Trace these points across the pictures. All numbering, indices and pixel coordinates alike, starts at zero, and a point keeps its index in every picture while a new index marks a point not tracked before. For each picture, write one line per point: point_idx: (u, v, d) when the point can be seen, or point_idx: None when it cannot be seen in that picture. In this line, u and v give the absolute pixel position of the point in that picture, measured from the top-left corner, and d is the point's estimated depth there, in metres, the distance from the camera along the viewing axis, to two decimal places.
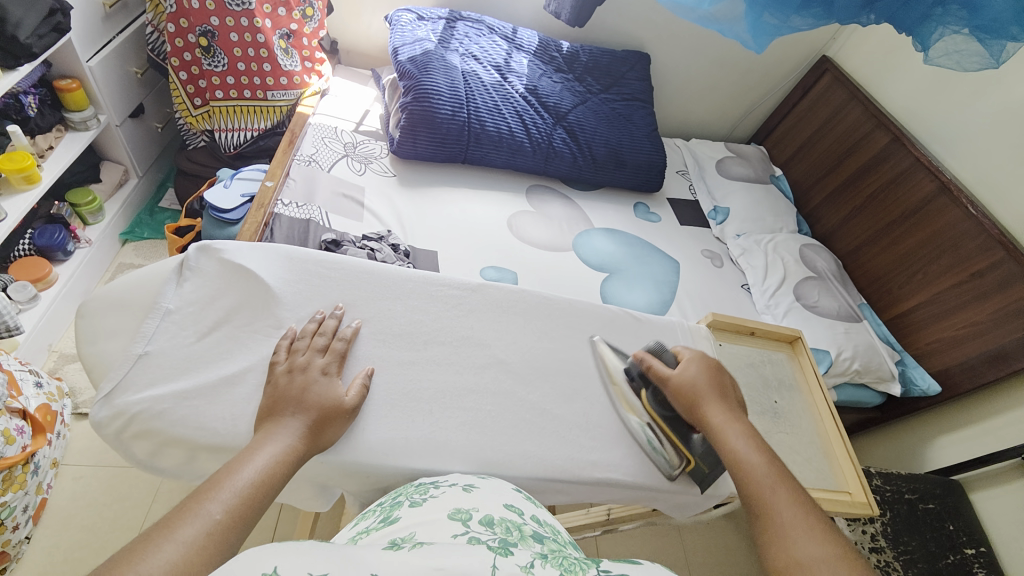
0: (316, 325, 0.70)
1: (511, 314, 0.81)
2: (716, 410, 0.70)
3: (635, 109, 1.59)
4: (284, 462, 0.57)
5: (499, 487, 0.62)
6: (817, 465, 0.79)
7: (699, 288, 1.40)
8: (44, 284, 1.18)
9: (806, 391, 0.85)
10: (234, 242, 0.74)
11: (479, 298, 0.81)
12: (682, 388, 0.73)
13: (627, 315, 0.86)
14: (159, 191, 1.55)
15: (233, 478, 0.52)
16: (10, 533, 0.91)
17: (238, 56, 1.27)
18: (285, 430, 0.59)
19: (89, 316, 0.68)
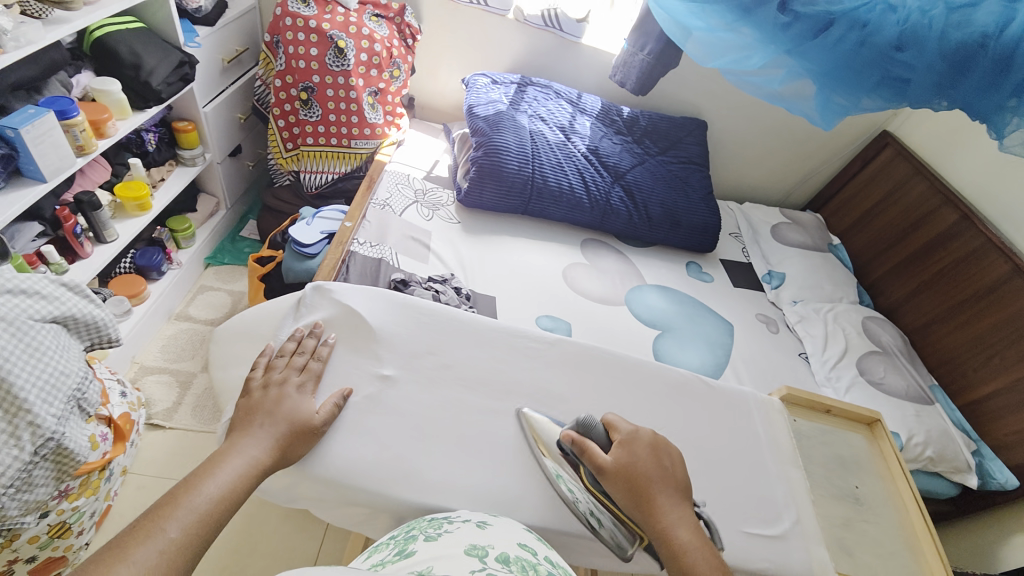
0: (295, 344, 0.69)
1: (584, 371, 0.79)
2: (653, 489, 0.62)
3: (691, 172, 1.63)
4: (252, 475, 0.56)
5: (511, 527, 0.60)
6: (896, 558, 0.74)
7: (755, 354, 1.36)
8: (137, 300, 1.28)
9: (888, 474, 0.81)
10: (345, 283, 0.77)
11: (557, 351, 0.79)
12: (619, 472, 0.63)
13: (700, 380, 0.80)
14: (241, 222, 1.69)
15: (193, 496, 0.51)
16: (74, 538, 0.94)
17: (331, 109, 1.42)
18: (251, 442, 0.58)
19: (220, 341, 0.74)
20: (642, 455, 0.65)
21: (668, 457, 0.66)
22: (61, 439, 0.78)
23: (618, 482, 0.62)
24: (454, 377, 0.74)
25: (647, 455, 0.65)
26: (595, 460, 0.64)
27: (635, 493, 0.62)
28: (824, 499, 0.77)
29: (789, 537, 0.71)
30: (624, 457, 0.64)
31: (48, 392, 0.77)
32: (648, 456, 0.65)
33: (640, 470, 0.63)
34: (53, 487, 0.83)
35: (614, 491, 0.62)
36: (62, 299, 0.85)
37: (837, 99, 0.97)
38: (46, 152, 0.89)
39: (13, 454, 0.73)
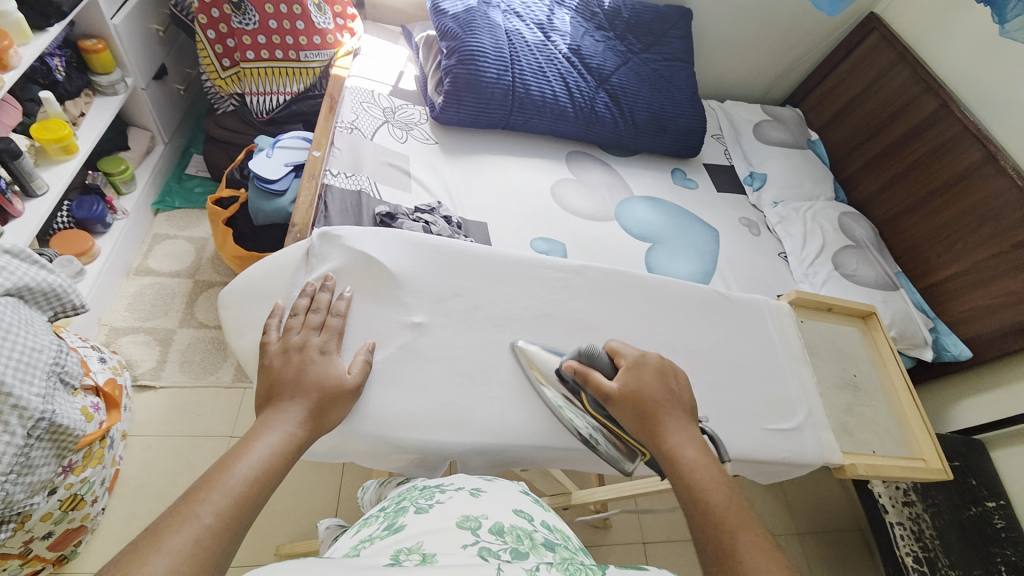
0: (308, 301, 0.62)
1: (611, 300, 0.76)
2: (663, 413, 0.61)
3: (677, 70, 1.53)
4: (284, 458, 0.51)
5: (507, 491, 0.54)
6: (889, 434, 0.85)
7: (742, 257, 1.40)
8: (88, 258, 1.15)
9: (881, 363, 0.90)
10: (352, 227, 0.69)
11: (582, 279, 0.76)
12: (626, 398, 0.61)
13: (718, 293, 0.82)
14: (183, 158, 1.49)
15: (225, 478, 0.46)
16: (89, 506, 0.92)
17: (270, 13, 1.21)
18: (283, 419, 0.53)
19: (230, 308, 0.66)
20: (648, 378, 0.63)
21: (674, 380, 0.64)
22: (52, 417, 0.73)
23: (625, 408, 0.60)
24: (487, 318, 0.70)
25: (655, 379, 0.63)
26: (601, 387, 0.62)
27: (643, 418, 0.60)
28: (832, 392, 0.84)
29: (804, 428, 0.77)
30: (630, 382, 0.62)
31: (24, 371, 0.70)
32: (654, 380, 0.63)
33: (646, 393, 0.61)
34: (56, 464, 0.78)
35: (621, 416, 0.61)
36: (10, 269, 0.75)
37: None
38: None
39: (4, 440, 0.67)
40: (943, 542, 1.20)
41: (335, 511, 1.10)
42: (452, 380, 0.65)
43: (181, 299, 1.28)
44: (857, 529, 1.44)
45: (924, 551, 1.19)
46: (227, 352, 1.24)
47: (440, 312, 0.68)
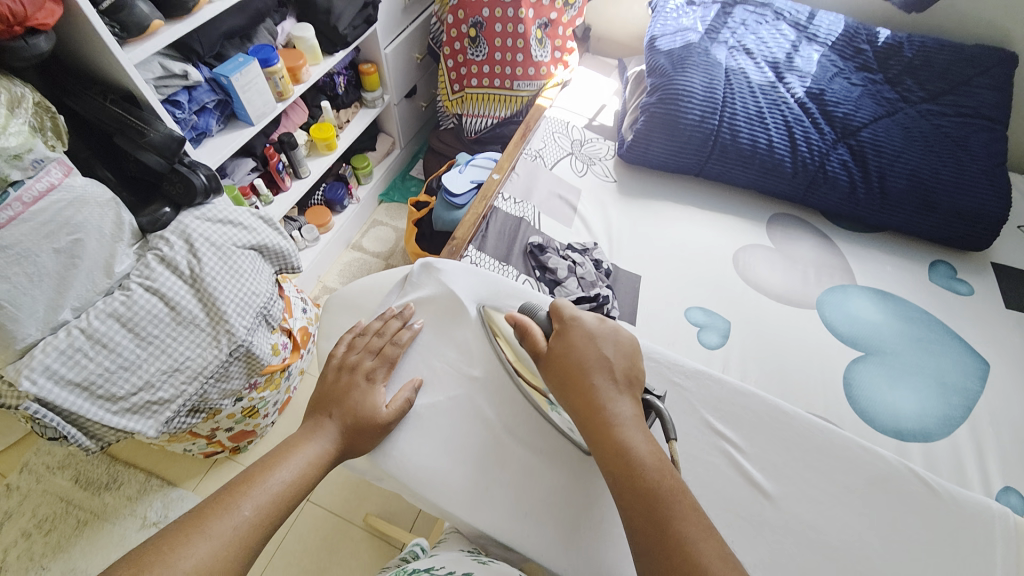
0: (380, 324, 0.67)
1: (726, 426, 0.60)
2: (594, 376, 0.53)
3: (975, 130, 1.10)
4: (317, 470, 0.56)
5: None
6: None
7: (1022, 418, 0.91)
8: (324, 229, 1.49)
9: None
10: (452, 262, 0.72)
11: (697, 391, 0.62)
12: (559, 358, 0.55)
13: (915, 476, 0.58)
14: (410, 161, 1.81)
15: (268, 477, 0.53)
16: (261, 418, 1.18)
17: (497, 45, 1.33)
18: (324, 435, 0.58)
19: (332, 317, 0.74)
20: (579, 342, 0.55)
21: (611, 346, 0.55)
22: (249, 346, 0.96)
23: (552, 371, 0.55)
24: None
25: (588, 340, 0.55)
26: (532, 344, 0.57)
27: (567, 382, 0.53)
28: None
29: None
30: (560, 346, 0.55)
31: (241, 307, 0.94)
32: (588, 345, 0.55)
33: (575, 353, 0.54)
34: (245, 379, 1.02)
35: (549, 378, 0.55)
36: (257, 229, 1.01)
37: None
38: (252, 98, 1.01)
39: (214, 353, 0.90)
40: None
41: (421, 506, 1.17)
42: (508, 445, 0.59)
43: None
44: None
45: None
46: None
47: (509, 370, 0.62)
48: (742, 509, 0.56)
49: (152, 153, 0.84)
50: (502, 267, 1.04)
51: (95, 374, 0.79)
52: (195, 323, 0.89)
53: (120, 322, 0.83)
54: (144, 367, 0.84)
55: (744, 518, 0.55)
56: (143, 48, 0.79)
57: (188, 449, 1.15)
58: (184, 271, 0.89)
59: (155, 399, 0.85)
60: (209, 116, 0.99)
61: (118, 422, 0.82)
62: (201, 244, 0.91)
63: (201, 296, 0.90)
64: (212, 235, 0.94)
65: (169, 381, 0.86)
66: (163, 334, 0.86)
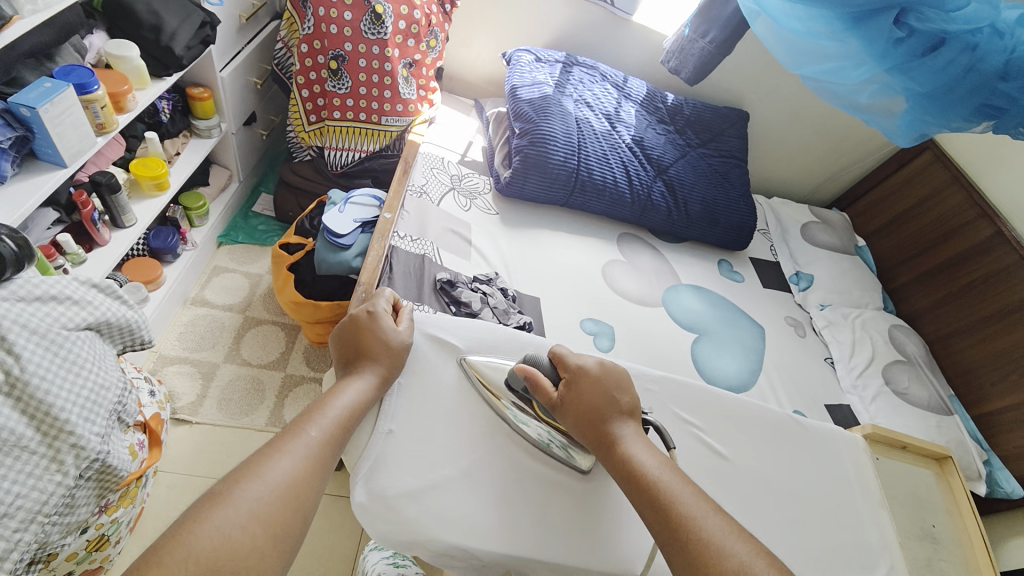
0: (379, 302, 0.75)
1: (690, 414, 0.75)
2: (607, 417, 0.64)
3: (731, 167, 1.58)
4: (368, 402, 0.65)
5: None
6: None
7: (788, 361, 1.35)
8: (153, 285, 1.20)
9: (957, 514, 0.83)
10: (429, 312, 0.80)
11: (665, 391, 0.75)
12: (577, 405, 0.65)
13: (792, 420, 0.78)
14: (251, 196, 1.58)
15: (327, 408, 0.60)
16: (111, 548, 0.89)
17: (362, 80, 1.30)
18: (366, 371, 0.66)
19: None
20: (590, 387, 0.66)
21: (616, 385, 0.67)
22: (106, 458, 0.73)
23: (568, 415, 0.66)
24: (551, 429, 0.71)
25: (595, 387, 0.66)
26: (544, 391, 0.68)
27: (585, 424, 0.64)
28: (912, 542, 0.79)
29: None
30: (570, 393, 0.66)
31: (89, 410, 0.71)
32: (597, 390, 0.66)
33: (587, 397, 0.65)
34: (95, 504, 0.77)
35: (566, 421, 0.66)
36: (95, 303, 0.77)
37: (886, 76, 0.93)
38: (65, 134, 0.80)
39: (56, 481, 0.66)
40: None
41: None
42: (532, 483, 0.68)
43: (229, 334, 1.31)
44: None
45: None
46: (265, 394, 1.24)
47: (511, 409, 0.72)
48: (702, 469, 0.71)
49: None
50: (416, 307, 1.04)
51: None
52: (23, 446, 0.65)
53: None
54: None
55: (701, 474, 0.70)
56: None
57: None
58: None
59: None
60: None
61: None
62: (16, 334, 0.67)
63: (28, 407, 0.66)
64: (27, 320, 0.69)
65: None
66: None
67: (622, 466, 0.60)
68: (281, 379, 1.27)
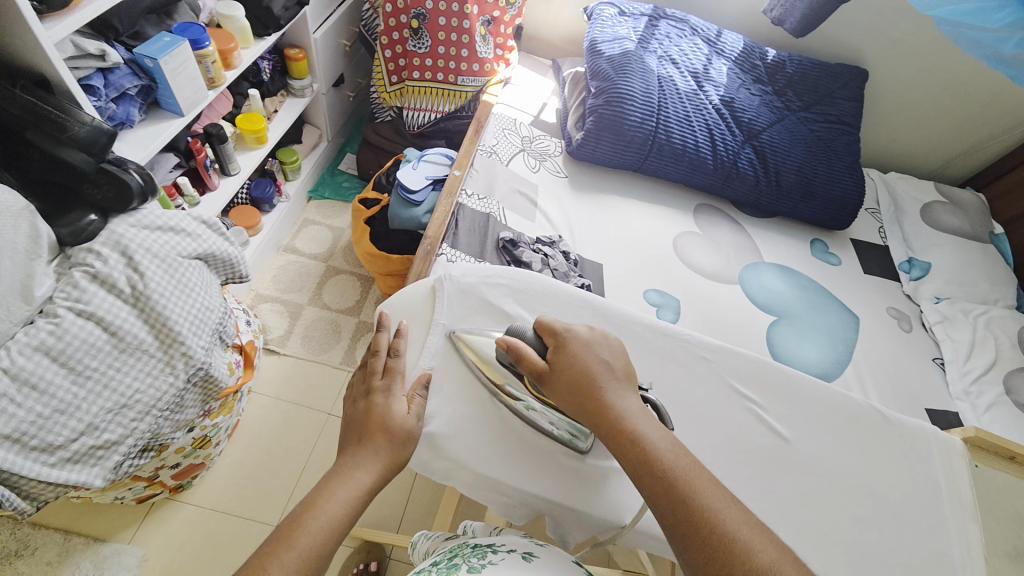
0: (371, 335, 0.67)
1: (748, 389, 0.70)
2: (605, 390, 0.58)
3: (838, 133, 1.39)
4: (357, 507, 0.55)
5: (560, 558, 0.53)
6: None
7: (884, 356, 1.19)
8: (253, 231, 1.34)
9: None
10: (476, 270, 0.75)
11: (721, 361, 0.71)
12: (568, 376, 0.59)
13: (876, 412, 0.70)
14: (338, 155, 1.69)
15: (302, 528, 0.51)
16: (211, 448, 1.06)
17: (441, 40, 1.32)
18: (350, 474, 0.55)
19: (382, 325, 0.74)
20: (579, 355, 0.61)
21: (606, 350, 0.62)
22: (208, 369, 0.85)
23: (559, 389, 0.60)
24: None
25: (586, 353, 0.61)
26: (532, 366, 0.61)
27: (580, 399, 0.58)
28: None
29: None
30: (562, 361, 0.60)
31: (196, 327, 0.83)
32: (586, 358, 0.60)
33: (580, 369, 0.59)
34: (199, 408, 0.91)
35: (556, 396, 0.60)
36: (203, 237, 0.89)
37: None
38: (182, 85, 0.91)
39: (169, 382, 0.79)
40: None
41: (404, 510, 1.18)
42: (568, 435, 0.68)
43: (313, 280, 1.44)
44: None
45: None
46: (341, 335, 1.36)
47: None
48: (756, 448, 0.67)
49: (77, 149, 0.76)
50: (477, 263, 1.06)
51: (26, 422, 0.68)
52: (143, 349, 0.77)
53: (50, 357, 0.71)
54: (84, 408, 0.72)
55: (757, 453, 0.66)
56: (66, 23, 0.72)
57: (120, 497, 1.01)
58: (124, 290, 0.77)
59: (100, 443, 0.74)
60: (129, 104, 0.89)
61: (56, 477, 0.70)
62: (141, 255, 0.79)
63: (148, 317, 0.78)
64: (151, 245, 0.81)
65: (115, 420, 0.75)
66: (106, 365, 0.74)
67: (632, 452, 0.54)
68: (355, 324, 1.38)
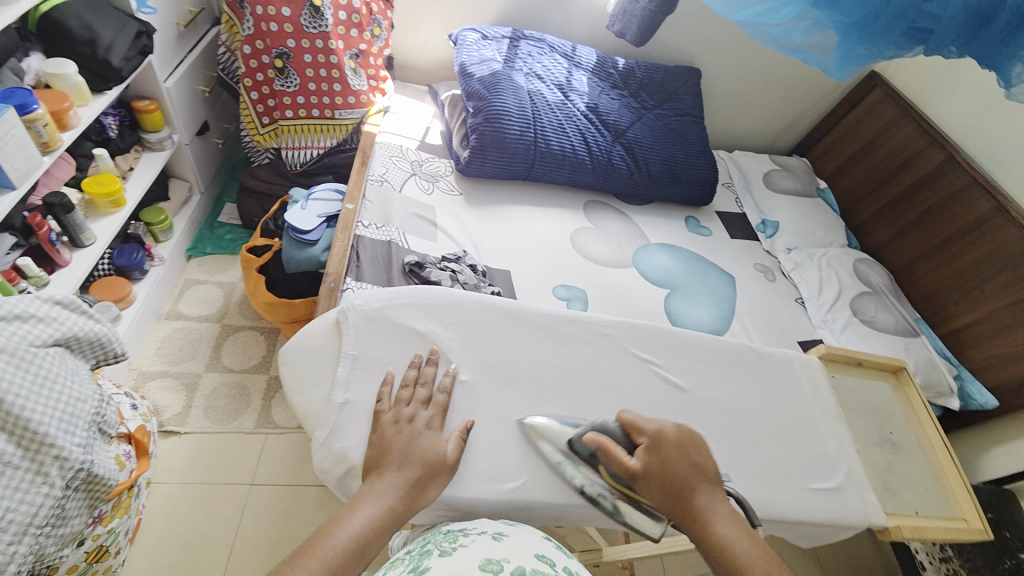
0: (416, 372, 0.68)
1: (650, 354, 0.78)
2: (705, 493, 0.61)
3: (688, 124, 1.61)
4: (383, 529, 0.55)
5: (529, 535, 0.55)
6: (929, 495, 0.80)
7: (758, 305, 1.38)
8: (124, 304, 1.20)
9: (914, 419, 0.86)
10: (372, 294, 0.74)
11: (623, 334, 0.79)
12: (667, 476, 0.61)
13: (751, 350, 0.82)
14: (216, 206, 1.57)
15: (325, 545, 0.52)
16: (112, 558, 0.91)
17: (310, 76, 1.29)
18: (384, 488, 0.57)
19: (290, 366, 0.70)
20: (673, 455, 0.62)
21: (695, 451, 0.64)
22: (91, 467, 0.74)
23: (652, 488, 0.61)
24: (522, 377, 0.72)
25: (677, 454, 0.62)
26: (620, 459, 0.62)
27: (674, 495, 0.60)
28: (869, 448, 0.81)
29: (846, 487, 0.73)
30: (654, 460, 0.61)
31: (68, 422, 0.72)
32: (676, 454, 0.62)
33: (671, 468, 0.61)
34: (87, 516, 0.79)
35: (648, 494, 0.61)
36: (60, 319, 0.78)
37: (815, 11, 0.96)
38: (11, 154, 0.80)
39: (44, 493, 0.68)
40: None
41: None
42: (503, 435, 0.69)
43: (207, 344, 1.31)
44: None
45: None
46: (251, 397, 1.25)
47: (484, 371, 0.72)
48: (667, 403, 0.74)
49: None
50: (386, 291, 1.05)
51: None
52: (3, 462, 0.66)
53: None
54: None
55: (668, 407, 0.74)
56: None
57: None
58: None
59: None
60: None
61: None
62: None
63: (7, 425, 0.67)
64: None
65: None
66: None
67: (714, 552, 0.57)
68: (265, 381, 1.28)
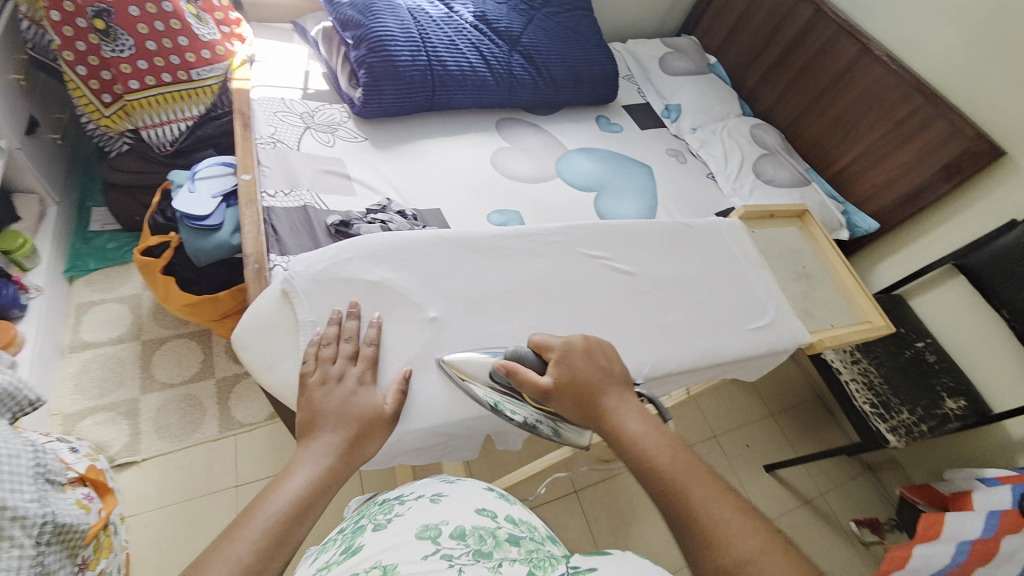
0: (337, 328, 0.65)
1: (598, 250, 0.82)
2: (604, 394, 0.62)
3: (579, 19, 1.56)
4: (322, 488, 0.55)
5: (471, 491, 0.56)
6: (840, 309, 0.94)
7: (677, 188, 1.47)
8: (13, 348, 1.03)
9: (821, 251, 1.00)
10: (308, 257, 0.70)
11: (568, 238, 0.82)
12: (561, 383, 0.62)
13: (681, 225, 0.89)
14: (82, 213, 1.34)
15: (260, 512, 0.50)
16: None
17: (146, 34, 1.07)
18: (315, 449, 0.57)
19: (252, 346, 0.67)
20: (579, 362, 0.64)
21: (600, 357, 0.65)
22: (54, 518, 0.68)
23: (563, 396, 0.61)
24: (485, 304, 0.73)
25: (584, 360, 0.64)
26: (532, 381, 0.62)
27: (579, 399, 0.61)
28: (790, 283, 0.93)
29: (777, 321, 0.85)
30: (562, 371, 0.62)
31: (11, 480, 0.65)
32: (583, 362, 0.63)
33: (579, 375, 0.62)
34: (71, 565, 0.74)
35: (559, 404, 0.62)
36: None
37: None
38: None
39: (17, 555, 0.63)
40: (892, 385, 1.29)
41: None
42: None
43: (133, 365, 1.19)
44: (819, 398, 1.63)
45: (878, 397, 1.26)
46: (205, 405, 1.18)
47: (448, 305, 0.72)
48: (621, 291, 0.80)
49: None
50: None
51: None
52: None
53: None
54: None
55: (621, 294, 0.79)
56: None
57: None
58: None
59: None
60: None
61: None
62: None
63: None
64: None
65: None
66: None
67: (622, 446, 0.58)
68: (215, 385, 1.21)
